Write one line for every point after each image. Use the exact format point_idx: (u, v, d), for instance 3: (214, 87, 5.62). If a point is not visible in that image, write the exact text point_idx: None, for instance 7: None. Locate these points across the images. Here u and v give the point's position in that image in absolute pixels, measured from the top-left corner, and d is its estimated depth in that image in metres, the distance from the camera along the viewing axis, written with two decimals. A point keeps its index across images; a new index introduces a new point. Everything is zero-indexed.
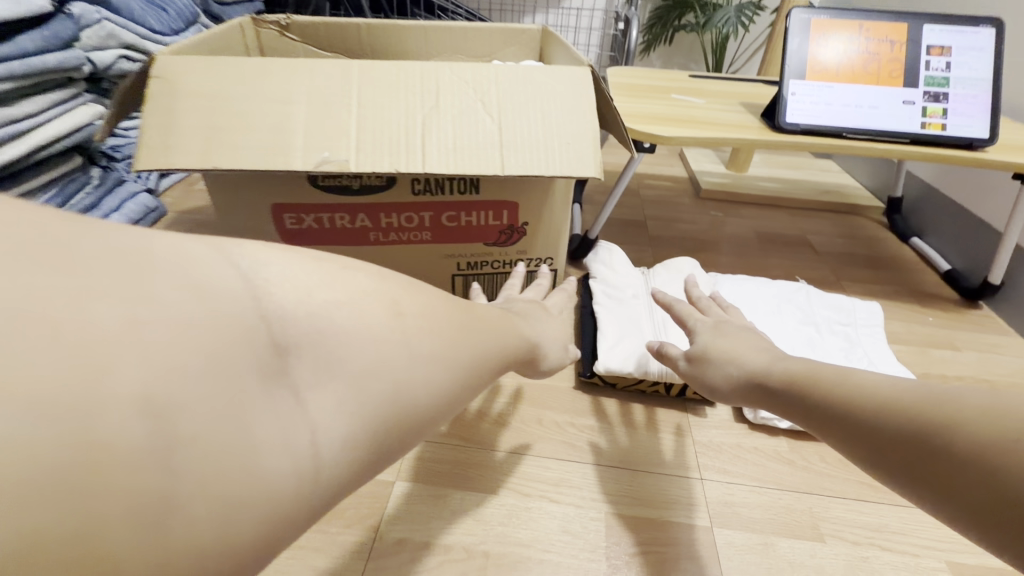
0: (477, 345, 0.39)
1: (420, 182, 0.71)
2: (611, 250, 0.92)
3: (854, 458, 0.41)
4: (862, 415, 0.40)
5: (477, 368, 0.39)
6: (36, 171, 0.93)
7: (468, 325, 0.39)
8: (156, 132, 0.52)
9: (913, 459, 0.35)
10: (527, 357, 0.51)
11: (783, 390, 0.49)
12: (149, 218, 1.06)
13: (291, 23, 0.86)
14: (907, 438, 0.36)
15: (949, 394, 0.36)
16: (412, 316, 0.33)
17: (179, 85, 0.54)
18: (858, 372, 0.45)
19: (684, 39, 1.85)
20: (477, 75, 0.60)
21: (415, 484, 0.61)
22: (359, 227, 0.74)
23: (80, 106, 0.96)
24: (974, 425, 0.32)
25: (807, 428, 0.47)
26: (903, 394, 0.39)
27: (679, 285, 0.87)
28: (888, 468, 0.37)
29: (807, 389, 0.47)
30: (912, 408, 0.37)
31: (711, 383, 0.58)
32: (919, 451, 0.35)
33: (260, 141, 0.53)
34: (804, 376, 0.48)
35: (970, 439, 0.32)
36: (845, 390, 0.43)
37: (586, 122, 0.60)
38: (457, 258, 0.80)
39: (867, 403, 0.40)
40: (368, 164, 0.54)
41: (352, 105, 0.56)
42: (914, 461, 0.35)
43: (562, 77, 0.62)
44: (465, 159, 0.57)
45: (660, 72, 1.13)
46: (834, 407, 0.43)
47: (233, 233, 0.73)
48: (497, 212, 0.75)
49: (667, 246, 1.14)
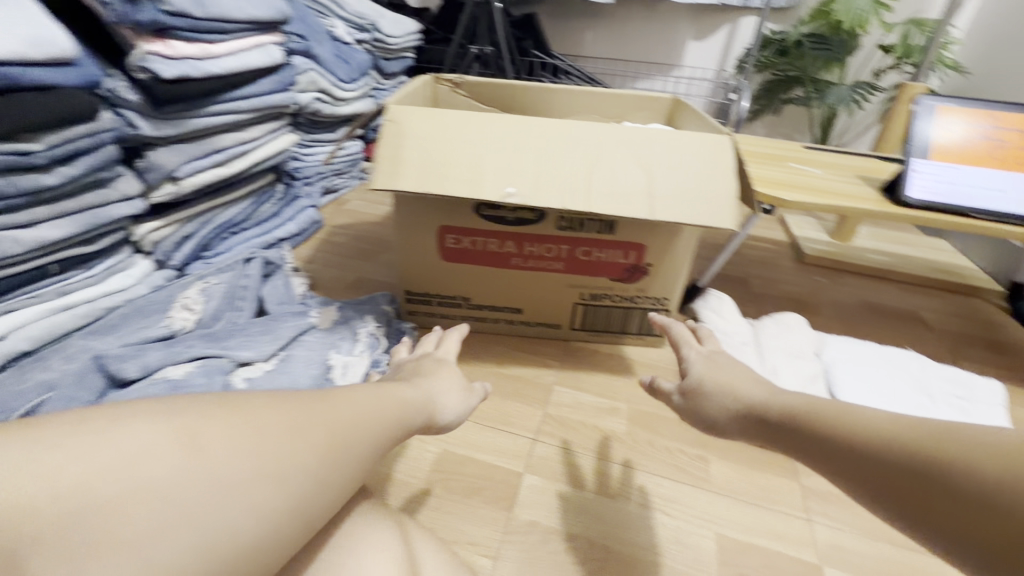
0: (310, 459, 0.39)
1: (565, 220, 0.82)
2: (720, 300, 0.99)
3: (852, 487, 0.44)
4: (865, 445, 0.43)
5: (321, 491, 0.39)
6: (246, 183, 1.15)
7: (299, 429, 0.40)
8: (388, 162, 0.67)
9: (913, 496, 0.38)
10: (420, 420, 0.54)
11: (784, 423, 0.52)
12: (311, 229, 1.27)
13: (462, 82, 1.05)
14: (916, 476, 0.39)
15: (954, 428, 0.39)
16: (211, 448, 0.35)
17: (405, 127, 0.69)
18: (854, 407, 0.47)
19: (791, 112, 1.91)
20: (635, 136, 0.71)
21: (542, 479, 0.69)
22: (505, 253, 0.86)
23: (283, 135, 1.19)
24: (980, 456, 0.36)
25: (804, 460, 0.49)
26: (903, 427, 0.42)
27: (787, 339, 0.92)
28: (890, 508, 0.40)
29: (808, 422, 0.49)
30: (916, 439, 0.40)
31: (711, 416, 0.60)
32: (929, 492, 0.37)
33: (463, 175, 0.67)
34: (804, 411, 0.51)
35: (971, 470, 0.36)
36: (845, 426, 0.46)
37: (727, 181, 0.69)
38: (582, 289, 0.89)
39: (868, 433, 0.44)
40: (544, 200, 0.66)
41: (534, 153, 0.69)
42: (927, 502, 0.37)
43: (705, 141, 0.72)
44: (623, 203, 0.67)
45: (774, 142, 1.21)
46: (835, 438, 0.46)
47: (403, 246, 0.87)
48: (625, 251, 0.85)
49: (769, 304, 1.18)
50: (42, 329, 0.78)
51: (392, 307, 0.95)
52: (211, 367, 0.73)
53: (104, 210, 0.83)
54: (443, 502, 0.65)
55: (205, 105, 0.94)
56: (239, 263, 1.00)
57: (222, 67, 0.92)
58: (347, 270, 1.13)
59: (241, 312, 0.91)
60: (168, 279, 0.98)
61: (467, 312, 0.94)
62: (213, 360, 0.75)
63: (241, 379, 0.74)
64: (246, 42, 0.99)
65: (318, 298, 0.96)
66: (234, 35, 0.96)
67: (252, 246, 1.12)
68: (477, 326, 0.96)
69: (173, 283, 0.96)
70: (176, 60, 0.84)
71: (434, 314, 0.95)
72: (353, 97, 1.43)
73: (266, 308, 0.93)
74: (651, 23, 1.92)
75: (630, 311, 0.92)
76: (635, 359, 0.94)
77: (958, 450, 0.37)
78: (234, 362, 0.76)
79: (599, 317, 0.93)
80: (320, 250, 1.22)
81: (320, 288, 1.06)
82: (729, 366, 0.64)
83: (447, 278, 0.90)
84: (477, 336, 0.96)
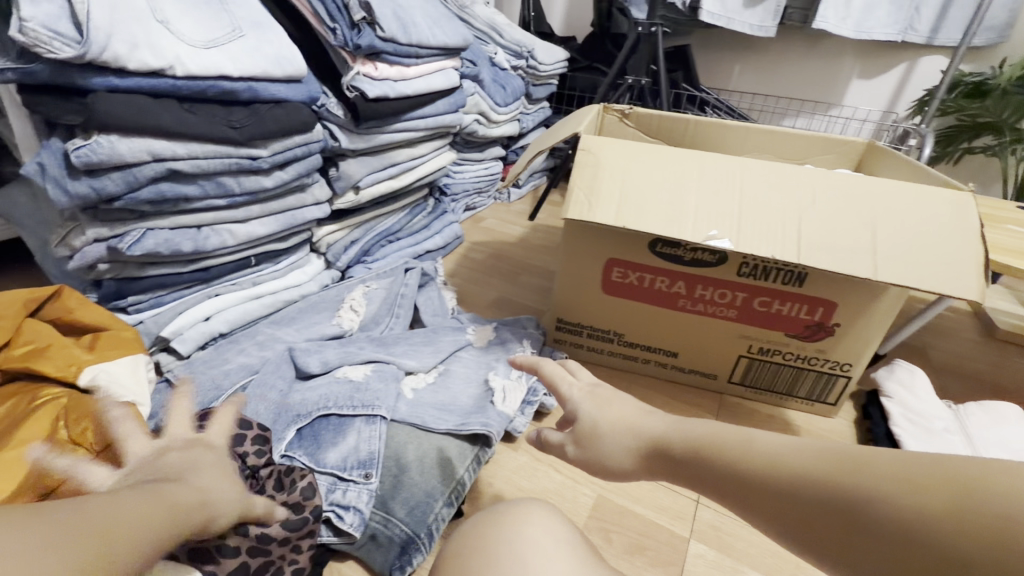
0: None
1: (748, 266, 0.76)
2: (910, 372, 0.86)
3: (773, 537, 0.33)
4: (770, 480, 0.34)
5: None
6: (407, 197, 1.22)
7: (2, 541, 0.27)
8: (584, 193, 0.66)
9: (837, 530, 0.29)
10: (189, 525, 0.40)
11: (681, 460, 0.41)
12: (454, 244, 1.30)
13: (631, 113, 1.03)
14: (835, 512, 0.30)
15: (914, 454, 0.28)
16: None
17: (601, 160, 0.69)
18: (755, 434, 0.37)
19: (974, 161, 1.68)
20: (854, 186, 0.65)
21: (710, 548, 0.63)
22: (673, 292, 0.81)
23: (444, 153, 1.25)
24: (967, 491, 0.25)
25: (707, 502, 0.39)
26: (817, 457, 0.32)
27: (1001, 432, 0.78)
28: (788, 532, 0.32)
29: (702, 455, 0.39)
30: (843, 469, 0.30)
31: (612, 462, 0.48)
32: (846, 528, 0.29)
33: (661, 213, 0.64)
34: (698, 445, 0.40)
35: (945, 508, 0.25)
36: (743, 460, 0.36)
37: (970, 245, 0.60)
38: (752, 341, 0.82)
39: (774, 465, 0.34)
40: (750, 247, 0.61)
41: (738, 195, 0.65)
42: (851, 540, 0.29)
43: (942, 199, 0.63)
44: (841, 259, 0.60)
45: (978, 198, 1.06)
46: (737, 473, 0.36)
47: (565, 274, 0.86)
48: (812, 307, 0.77)
49: (958, 382, 1.01)
50: (237, 314, 0.86)
51: (540, 332, 0.94)
52: (386, 372, 0.79)
53: (300, 212, 0.92)
54: (603, 553, 0.61)
55: (392, 122, 1.00)
56: (398, 270, 1.04)
57: (412, 88, 0.98)
58: (489, 288, 1.15)
59: (398, 320, 0.94)
60: (334, 280, 1.05)
61: (617, 349, 0.90)
62: (384, 365, 0.80)
63: (409, 389, 0.79)
64: (433, 65, 1.05)
65: (469, 316, 0.98)
66: (424, 60, 1.02)
67: (404, 255, 1.16)
68: (625, 364, 0.92)
69: (338, 284, 1.02)
70: (380, 80, 0.91)
71: (581, 346, 0.92)
72: (504, 120, 1.48)
73: (421, 319, 0.96)
74: (812, 58, 1.80)
75: (803, 372, 0.83)
76: (801, 426, 0.84)
77: (863, 475, 0.29)
78: (401, 369, 0.81)
79: (765, 373, 0.85)
80: (462, 264, 1.26)
81: (465, 303, 1.08)
82: (623, 399, 0.52)
83: (604, 311, 0.87)
84: (623, 374, 0.92)
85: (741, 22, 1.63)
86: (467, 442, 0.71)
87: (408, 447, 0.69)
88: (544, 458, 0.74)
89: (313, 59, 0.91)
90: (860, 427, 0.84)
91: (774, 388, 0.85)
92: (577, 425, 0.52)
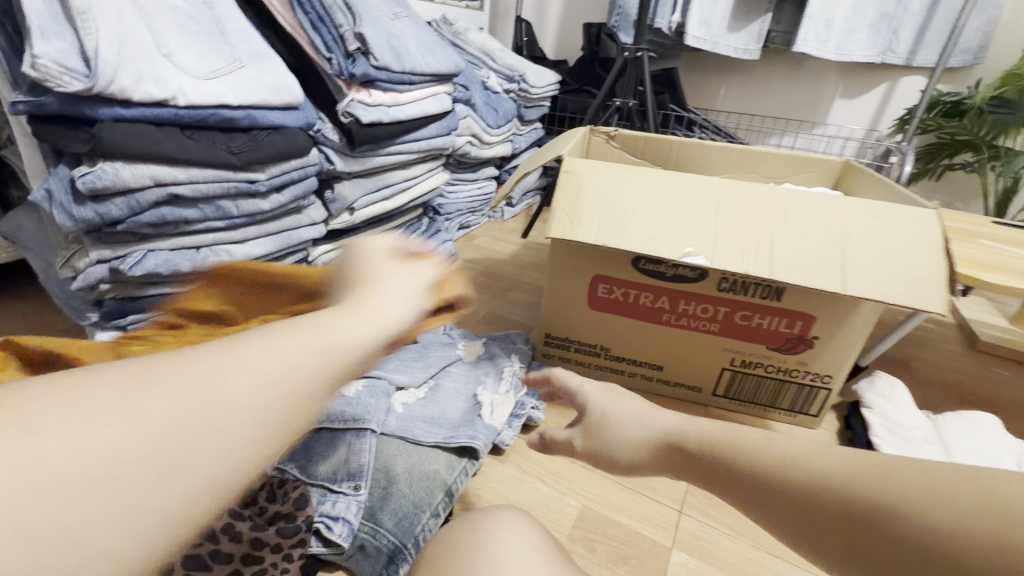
0: None
1: (728, 282, 0.79)
2: (890, 384, 0.88)
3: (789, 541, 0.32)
4: (798, 491, 0.31)
5: None
6: (400, 216, 1.25)
7: None
8: (566, 212, 0.69)
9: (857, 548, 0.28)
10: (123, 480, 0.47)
11: (701, 458, 0.38)
12: None
13: (617, 134, 1.07)
14: (854, 532, 0.28)
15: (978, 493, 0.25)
16: None
17: (583, 181, 0.72)
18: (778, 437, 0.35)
19: (954, 177, 1.73)
20: (825, 204, 0.68)
21: (693, 558, 0.64)
22: (656, 307, 0.84)
23: (437, 174, 1.29)
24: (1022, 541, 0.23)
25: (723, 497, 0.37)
26: (854, 475, 0.30)
27: (977, 442, 0.79)
28: (796, 536, 0.31)
29: (722, 454, 0.37)
30: (876, 492, 0.28)
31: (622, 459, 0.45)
32: (856, 546, 0.28)
33: (640, 231, 0.67)
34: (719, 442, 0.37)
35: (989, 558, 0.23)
36: (763, 461, 0.34)
37: (934, 260, 0.63)
38: (734, 354, 0.84)
39: (804, 475, 0.32)
40: (724, 264, 0.64)
41: (713, 214, 0.68)
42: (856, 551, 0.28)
43: (908, 215, 0.66)
44: (812, 274, 0.63)
45: (953, 213, 1.09)
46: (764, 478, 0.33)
47: (553, 290, 0.89)
48: (790, 320, 0.79)
49: (939, 393, 1.03)
50: None
51: (530, 346, 0.96)
52: (377, 389, 0.79)
53: (296, 233, 0.95)
54: (587, 563, 0.63)
55: (386, 146, 1.04)
56: None
57: (405, 113, 1.02)
58: (481, 304, 1.18)
59: None
60: None
61: (604, 363, 0.93)
62: (376, 380, 0.80)
63: (399, 403, 0.80)
64: (425, 91, 1.09)
65: (460, 331, 1.00)
66: (417, 85, 1.06)
67: None
68: (612, 377, 0.94)
69: None
70: (374, 107, 0.95)
71: (569, 360, 0.95)
72: (497, 141, 1.52)
73: None
74: (795, 80, 1.86)
75: (785, 384, 0.85)
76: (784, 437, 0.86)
77: (856, 482, 0.29)
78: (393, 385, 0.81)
79: (748, 386, 0.87)
80: None
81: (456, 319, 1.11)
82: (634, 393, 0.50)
83: (590, 326, 0.90)
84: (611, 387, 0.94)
85: (726, 46, 1.68)
86: (456, 455, 0.73)
87: (397, 458, 0.71)
88: (532, 470, 0.76)
89: (309, 87, 0.95)
90: (842, 439, 0.85)
91: (757, 400, 0.88)
92: (585, 417, 0.50)
